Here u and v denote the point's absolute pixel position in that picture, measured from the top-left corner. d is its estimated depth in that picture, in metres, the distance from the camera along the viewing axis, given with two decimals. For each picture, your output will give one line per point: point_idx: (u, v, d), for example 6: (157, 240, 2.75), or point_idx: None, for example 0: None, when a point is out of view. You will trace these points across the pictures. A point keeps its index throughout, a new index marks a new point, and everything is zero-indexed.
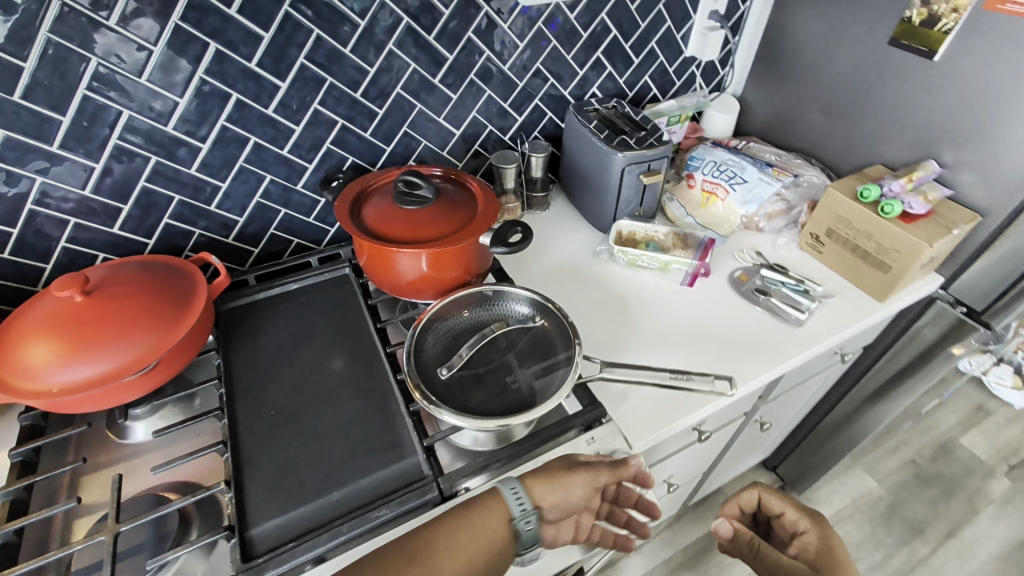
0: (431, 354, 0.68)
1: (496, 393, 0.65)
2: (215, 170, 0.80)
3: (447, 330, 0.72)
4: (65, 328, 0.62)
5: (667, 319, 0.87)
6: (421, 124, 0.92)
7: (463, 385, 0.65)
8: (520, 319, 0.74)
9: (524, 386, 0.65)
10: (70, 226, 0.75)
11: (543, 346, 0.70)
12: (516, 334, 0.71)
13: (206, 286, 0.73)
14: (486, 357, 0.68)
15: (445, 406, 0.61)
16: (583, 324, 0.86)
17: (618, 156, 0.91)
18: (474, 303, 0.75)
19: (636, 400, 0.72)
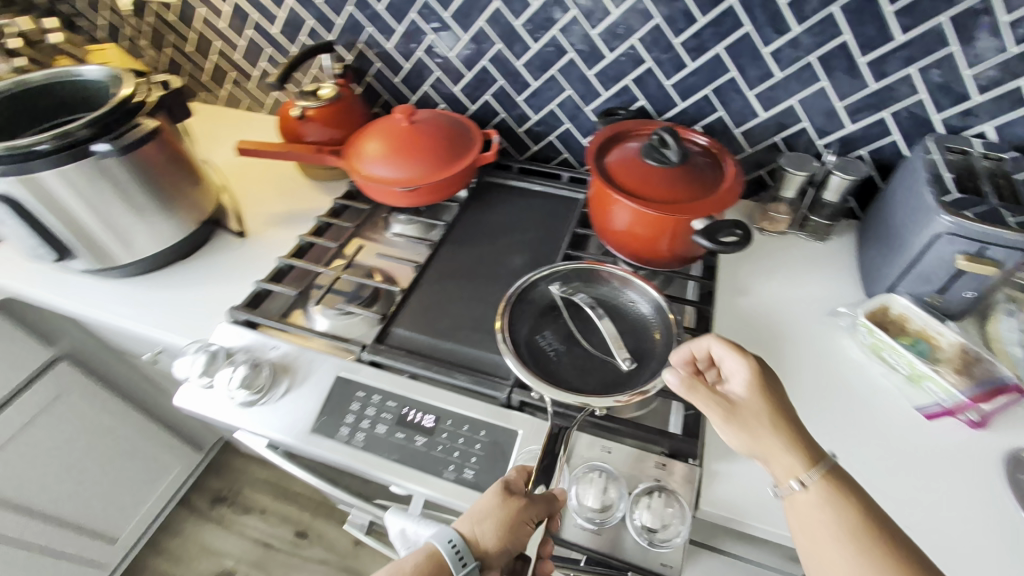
0: (542, 296, 0.75)
1: (563, 355, 0.68)
2: (533, 70, 0.95)
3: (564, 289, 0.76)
4: (386, 139, 0.90)
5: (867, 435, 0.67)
6: (727, 93, 0.87)
7: (541, 338, 0.69)
8: (635, 313, 0.73)
9: (584, 369, 0.67)
10: (433, 76, 1.03)
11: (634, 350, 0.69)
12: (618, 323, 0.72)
13: (475, 154, 0.91)
14: (579, 328, 0.71)
15: (512, 352, 0.66)
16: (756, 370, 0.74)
17: (942, 219, 0.67)
18: (604, 279, 0.76)
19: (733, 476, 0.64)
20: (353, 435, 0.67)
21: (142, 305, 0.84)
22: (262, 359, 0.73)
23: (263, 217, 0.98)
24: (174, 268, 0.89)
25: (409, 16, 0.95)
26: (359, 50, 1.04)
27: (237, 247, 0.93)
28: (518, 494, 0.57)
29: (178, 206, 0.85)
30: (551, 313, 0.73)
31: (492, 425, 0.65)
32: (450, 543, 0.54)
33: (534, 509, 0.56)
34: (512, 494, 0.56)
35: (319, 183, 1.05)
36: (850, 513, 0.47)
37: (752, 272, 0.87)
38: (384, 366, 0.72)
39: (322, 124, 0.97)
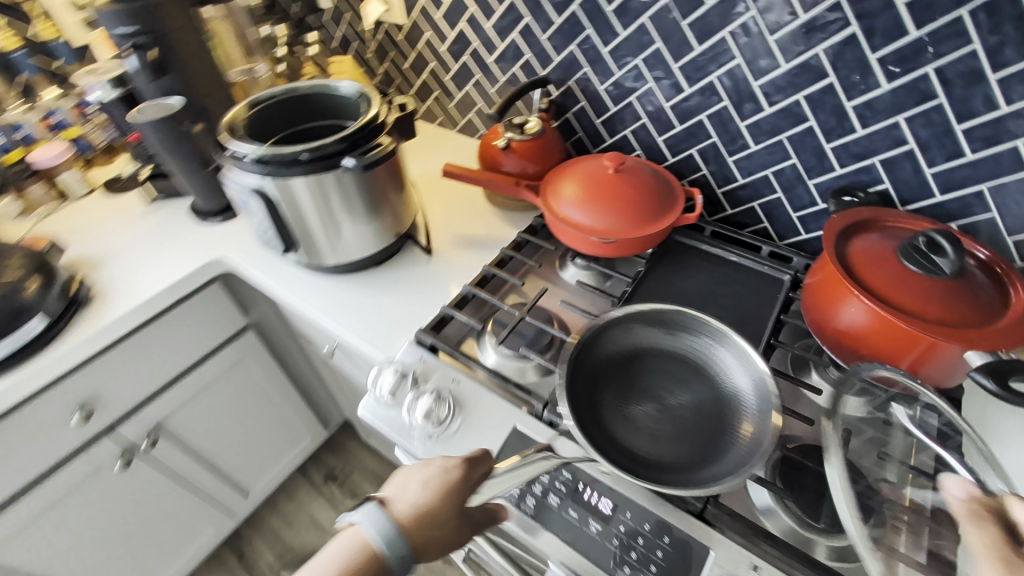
0: (606, 346, 0.71)
1: (624, 403, 0.66)
2: (757, 133, 0.87)
3: (637, 336, 0.72)
4: (591, 184, 0.88)
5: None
6: (1013, 195, 0.71)
7: (601, 389, 0.67)
8: (722, 380, 0.67)
9: (657, 437, 0.63)
10: (638, 123, 1.00)
11: (709, 414, 0.65)
12: (691, 385, 0.68)
13: (678, 215, 0.85)
14: (657, 380, 0.69)
15: (570, 378, 0.66)
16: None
17: None
18: (691, 329, 0.71)
19: None
20: (524, 499, 0.65)
21: (336, 305, 0.89)
22: (443, 390, 0.73)
23: (448, 237, 1.01)
24: (366, 273, 0.94)
25: (633, 62, 0.93)
26: (568, 87, 1.05)
27: (423, 263, 0.96)
28: (467, 504, 0.54)
29: (385, 219, 0.89)
30: (606, 369, 0.70)
31: (677, 534, 0.60)
32: (400, 557, 0.47)
33: (475, 522, 0.54)
34: (460, 496, 0.53)
35: (501, 211, 1.06)
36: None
37: None
38: (560, 428, 0.69)
39: (520, 156, 0.98)
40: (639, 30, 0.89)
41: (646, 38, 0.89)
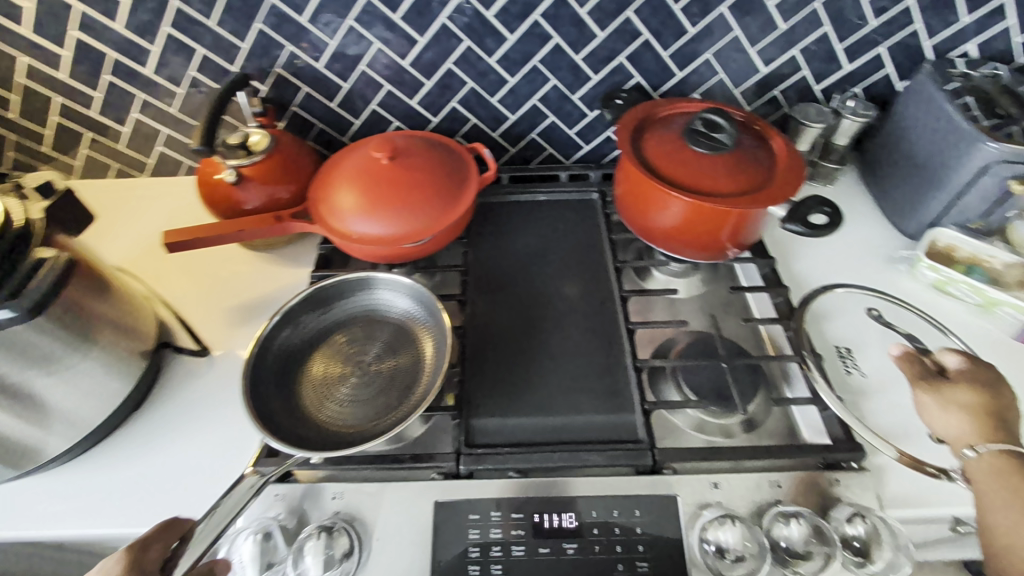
0: (280, 354, 0.66)
1: (318, 382, 0.64)
2: (510, 65, 0.81)
3: (313, 323, 0.69)
4: (370, 185, 0.71)
5: (1013, 368, 0.67)
6: (728, 54, 0.81)
7: (294, 384, 0.64)
8: (396, 315, 0.69)
9: (363, 400, 0.63)
10: (382, 92, 0.85)
11: (399, 348, 0.67)
12: (375, 334, 0.68)
13: (478, 177, 0.76)
14: (349, 347, 0.68)
15: (254, 382, 0.61)
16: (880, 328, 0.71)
17: (987, 147, 0.68)
18: (350, 291, 0.70)
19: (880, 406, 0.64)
20: (489, 572, 0.53)
21: (105, 498, 0.60)
22: (325, 521, 0.55)
23: (221, 320, 0.76)
24: (129, 428, 0.65)
25: (345, 24, 0.76)
26: (277, 76, 0.82)
27: (205, 370, 0.71)
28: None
29: (117, 347, 0.61)
30: (289, 377, 0.65)
31: (647, 501, 0.56)
32: None
33: None
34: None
35: (275, 254, 0.83)
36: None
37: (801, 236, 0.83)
38: (486, 473, 0.58)
39: (262, 183, 0.76)
40: None
41: None
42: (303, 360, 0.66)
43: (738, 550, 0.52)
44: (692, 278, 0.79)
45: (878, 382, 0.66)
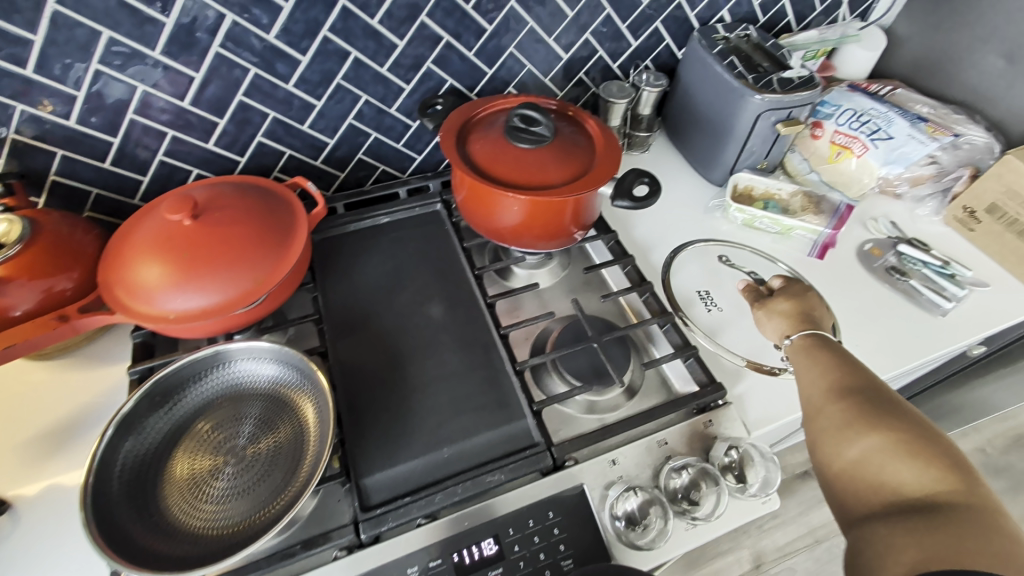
0: (127, 473, 0.52)
1: (186, 492, 0.53)
2: (312, 87, 0.75)
3: (164, 422, 0.56)
4: (175, 254, 0.60)
5: (815, 278, 0.80)
6: (530, 46, 0.84)
7: (155, 503, 0.52)
8: (266, 385, 0.59)
9: (246, 495, 0.53)
10: (167, 140, 0.73)
11: (278, 422, 0.57)
12: (246, 413, 0.58)
13: (305, 215, 0.69)
14: (217, 437, 0.56)
15: (98, 519, 0.48)
16: (726, 269, 0.80)
17: (755, 100, 0.79)
18: (202, 372, 0.59)
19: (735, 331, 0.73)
20: None
21: None
22: None
23: (17, 460, 0.60)
24: None
25: (90, 70, 0.63)
26: (14, 144, 0.65)
27: (8, 531, 0.56)
28: None
29: None
30: (146, 498, 0.52)
31: (557, 500, 0.56)
32: None
33: None
34: None
35: (76, 357, 0.69)
36: (850, 390, 0.51)
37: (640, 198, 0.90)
38: (393, 531, 0.54)
39: (28, 280, 0.60)
40: (61, 24, 0.58)
41: (82, 32, 0.60)
42: (160, 471, 0.54)
43: (652, 524, 0.55)
44: (549, 266, 0.81)
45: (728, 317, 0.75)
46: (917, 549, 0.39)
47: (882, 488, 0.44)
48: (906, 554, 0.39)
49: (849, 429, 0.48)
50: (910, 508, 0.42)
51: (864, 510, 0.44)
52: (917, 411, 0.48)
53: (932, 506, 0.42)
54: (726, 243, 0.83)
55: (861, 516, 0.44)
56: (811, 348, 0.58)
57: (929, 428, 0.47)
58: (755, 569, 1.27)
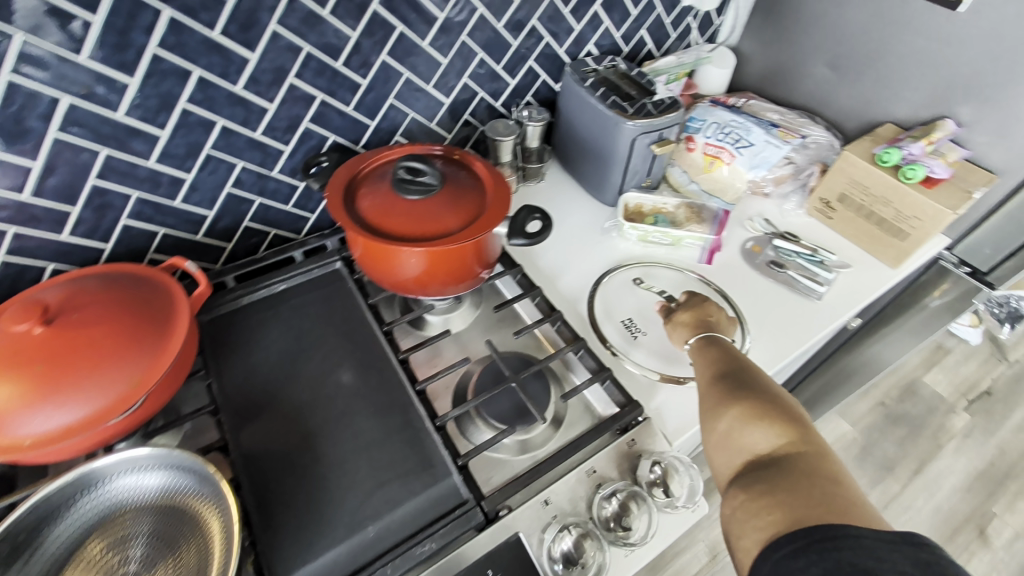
0: None
1: None
2: (178, 161, 0.70)
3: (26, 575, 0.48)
4: (26, 371, 0.53)
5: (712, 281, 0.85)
6: (409, 95, 0.84)
7: None
8: (153, 497, 0.53)
9: None
10: (8, 238, 0.64)
11: (173, 537, 0.51)
12: (131, 537, 0.51)
13: (187, 299, 0.64)
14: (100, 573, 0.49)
15: None
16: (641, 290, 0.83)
17: (628, 125, 0.85)
18: (68, 504, 0.51)
19: (651, 347, 0.75)
20: None
21: None
22: None
23: None
24: None
25: None
26: None
27: None
28: None
29: None
30: None
31: (493, 556, 0.54)
32: None
33: None
34: None
35: None
36: (720, 373, 0.55)
37: None
38: None
39: None
40: None
41: None
42: None
43: (590, 560, 0.55)
44: (461, 309, 0.81)
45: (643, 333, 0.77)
46: (766, 509, 0.42)
47: (742, 455, 0.48)
48: (758, 514, 0.42)
49: (716, 406, 0.52)
50: (760, 467, 0.45)
51: (729, 479, 0.48)
52: (775, 386, 0.52)
53: (780, 463, 0.45)
54: (627, 263, 0.87)
55: (729, 486, 0.47)
56: (700, 345, 0.62)
57: (777, 395, 0.51)
58: (712, 560, 1.32)
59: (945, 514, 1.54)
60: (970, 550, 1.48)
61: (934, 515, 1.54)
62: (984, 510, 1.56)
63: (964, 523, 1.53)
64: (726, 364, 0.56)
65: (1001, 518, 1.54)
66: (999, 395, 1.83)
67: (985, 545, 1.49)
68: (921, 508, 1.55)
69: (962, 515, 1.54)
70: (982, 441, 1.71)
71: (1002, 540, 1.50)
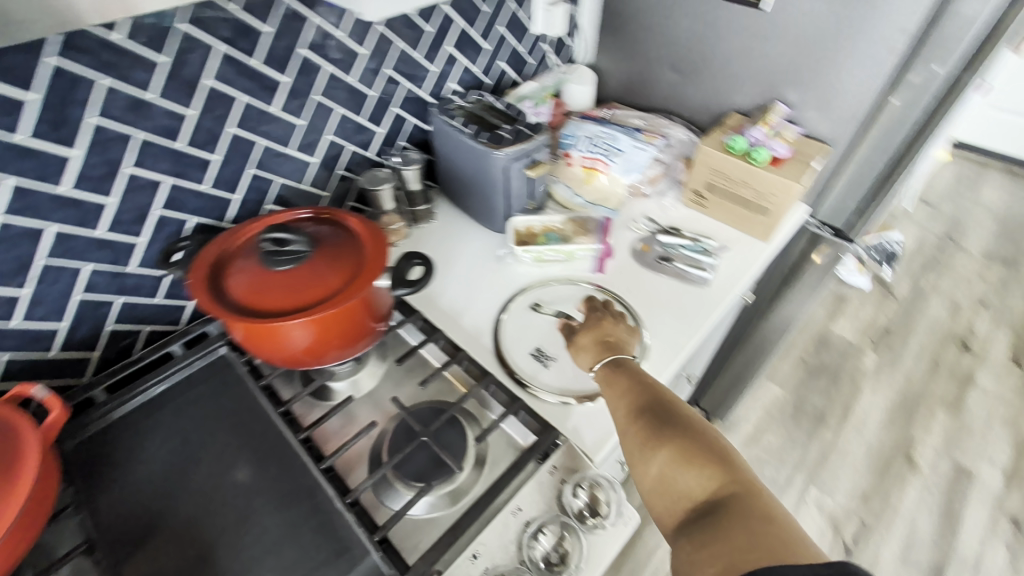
0: None
1: None
2: (7, 278, 0.63)
3: None
4: None
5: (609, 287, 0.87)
6: (270, 161, 0.82)
7: None
8: None
9: None
10: None
11: None
12: None
13: (35, 430, 0.56)
14: None
15: None
16: (541, 313, 0.83)
17: (497, 155, 0.86)
18: None
19: (562, 368, 0.74)
20: None
21: None
22: None
23: None
24: None
25: None
26: None
27: None
28: None
29: None
30: None
31: None
32: None
33: None
34: None
35: None
36: (638, 410, 0.57)
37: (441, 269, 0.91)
38: None
39: None
40: None
41: None
42: None
43: None
44: (366, 368, 0.77)
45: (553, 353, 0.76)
46: (711, 561, 0.44)
47: (679, 500, 0.50)
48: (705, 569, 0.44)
49: (644, 451, 0.54)
50: (699, 514, 0.48)
51: (674, 526, 0.50)
52: (692, 417, 0.55)
53: (714, 506, 0.48)
54: (527, 287, 0.88)
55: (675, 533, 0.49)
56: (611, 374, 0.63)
57: (695, 429, 0.54)
58: None
59: (877, 450, 1.66)
60: (904, 478, 1.59)
61: (868, 452, 1.65)
62: (907, 437, 1.69)
63: (893, 454, 1.65)
64: (641, 397, 0.58)
65: (923, 440, 1.68)
66: (896, 329, 2.02)
67: (915, 469, 1.61)
68: (855, 449, 1.66)
69: (891, 447, 1.66)
70: (892, 374, 1.87)
71: (927, 461, 1.63)
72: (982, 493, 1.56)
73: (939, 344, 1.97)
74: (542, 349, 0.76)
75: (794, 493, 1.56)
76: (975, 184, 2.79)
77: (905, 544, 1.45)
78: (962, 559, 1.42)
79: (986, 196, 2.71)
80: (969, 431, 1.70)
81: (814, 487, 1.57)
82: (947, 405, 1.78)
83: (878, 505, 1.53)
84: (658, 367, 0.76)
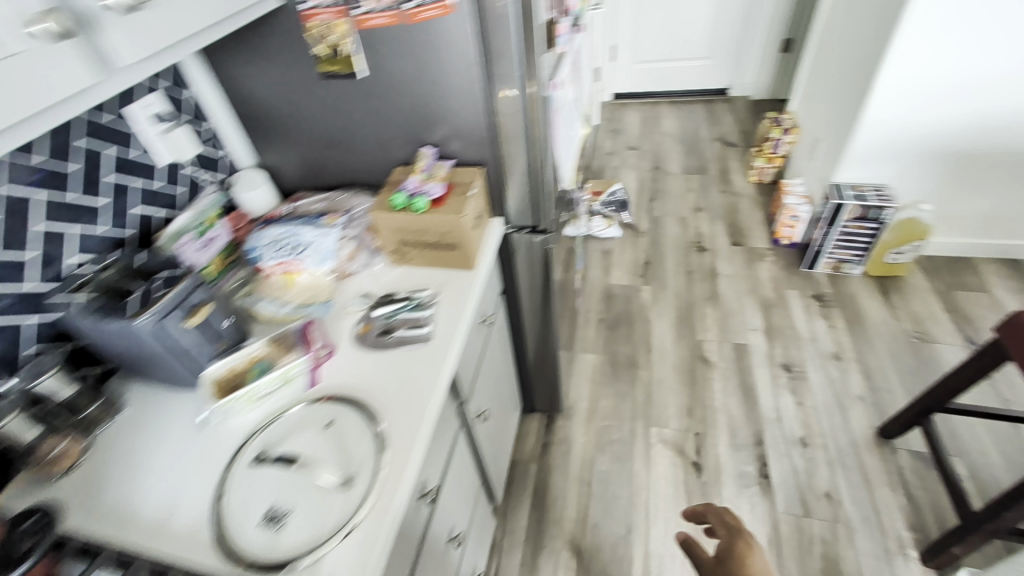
0: None
1: None
2: None
3: None
4: None
5: (336, 389, 0.81)
6: None
7: None
8: None
9: None
10: None
11: None
12: None
13: None
14: None
15: None
16: (263, 465, 0.72)
17: (139, 322, 0.73)
18: None
19: (300, 519, 0.66)
20: None
21: None
22: None
23: None
24: None
25: None
26: None
27: None
28: None
29: None
30: None
31: None
32: None
33: None
34: None
35: None
36: None
37: (136, 471, 0.75)
38: None
39: None
40: None
41: None
42: None
43: None
44: None
45: (288, 501, 0.67)
46: None
47: None
48: None
49: None
50: None
51: None
52: None
53: None
54: (248, 436, 0.76)
55: None
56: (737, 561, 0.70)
57: None
58: None
59: (681, 365, 1.90)
60: (707, 377, 1.84)
61: (676, 371, 1.88)
62: (697, 341, 1.98)
63: (692, 361, 1.90)
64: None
65: (706, 338, 1.97)
66: (653, 259, 2.38)
67: (712, 364, 1.88)
68: (666, 374, 1.87)
69: (689, 357, 1.92)
70: (666, 297, 2.18)
71: (716, 353, 1.91)
72: (758, 357, 1.87)
73: (685, 255, 2.37)
74: (276, 512, 0.66)
75: (640, 441, 1.69)
76: (657, 122, 3.49)
77: (731, 433, 1.66)
78: (770, 419, 1.67)
79: (668, 129, 3.39)
80: (732, 312, 2.06)
81: (652, 426, 1.72)
82: (710, 300, 2.13)
83: (699, 412, 1.73)
84: (400, 449, 0.72)
